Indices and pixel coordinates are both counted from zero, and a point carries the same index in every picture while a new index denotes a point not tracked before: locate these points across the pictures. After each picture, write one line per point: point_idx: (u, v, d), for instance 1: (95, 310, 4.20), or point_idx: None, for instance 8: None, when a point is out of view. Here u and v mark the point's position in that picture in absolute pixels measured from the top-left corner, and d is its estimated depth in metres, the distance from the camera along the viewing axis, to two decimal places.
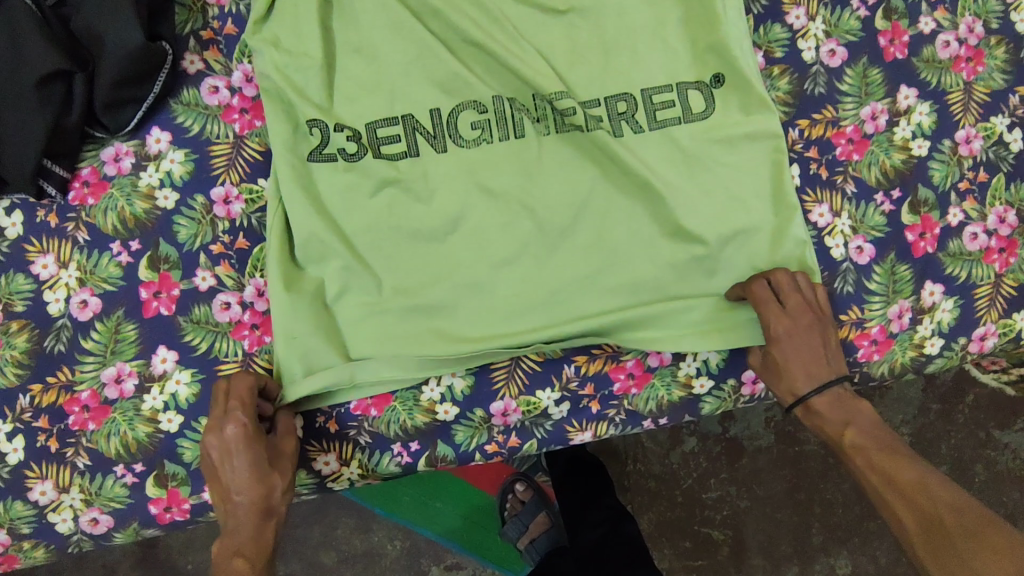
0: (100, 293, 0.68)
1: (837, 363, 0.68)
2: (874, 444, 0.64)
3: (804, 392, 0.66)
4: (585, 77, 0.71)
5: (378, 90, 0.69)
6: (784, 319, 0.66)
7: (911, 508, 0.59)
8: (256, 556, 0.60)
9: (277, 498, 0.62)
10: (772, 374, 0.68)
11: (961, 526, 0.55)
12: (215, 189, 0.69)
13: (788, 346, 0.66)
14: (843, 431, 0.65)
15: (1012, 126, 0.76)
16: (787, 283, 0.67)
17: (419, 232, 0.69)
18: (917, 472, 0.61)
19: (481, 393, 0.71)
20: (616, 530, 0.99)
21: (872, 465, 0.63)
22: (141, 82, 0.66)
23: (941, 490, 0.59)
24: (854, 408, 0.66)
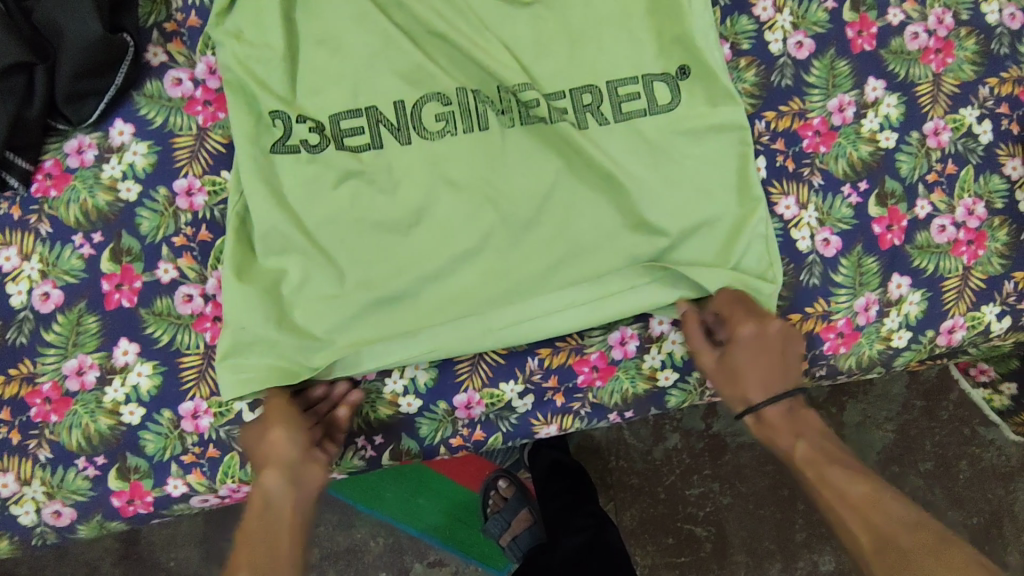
0: (63, 285, 0.68)
1: (794, 376, 0.70)
2: (823, 456, 0.67)
3: (756, 400, 0.69)
4: (549, 68, 0.71)
5: (341, 81, 0.69)
6: (751, 326, 0.68)
7: (862, 522, 0.62)
8: (251, 520, 0.64)
9: (264, 451, 0.65)
10: (723, 379, 0.70)
11: (913, 540, 0.59)
12: (178, 181, 0.69)
13: (748, 355, 0.69)
14: (795, 443, 0.69)
15: (982, 118, 0.75)
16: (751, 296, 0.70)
17: (382, 224, 0.68)
18: (869, 487, 0.64)
19: (444, 385, 0.71)
20: (598, 538, 0.98)
21: (825, 478, 0.65)
22: (102, 73, 0.66)
23: (892, 506, 0.62)
24: (803, 420, 0.70)
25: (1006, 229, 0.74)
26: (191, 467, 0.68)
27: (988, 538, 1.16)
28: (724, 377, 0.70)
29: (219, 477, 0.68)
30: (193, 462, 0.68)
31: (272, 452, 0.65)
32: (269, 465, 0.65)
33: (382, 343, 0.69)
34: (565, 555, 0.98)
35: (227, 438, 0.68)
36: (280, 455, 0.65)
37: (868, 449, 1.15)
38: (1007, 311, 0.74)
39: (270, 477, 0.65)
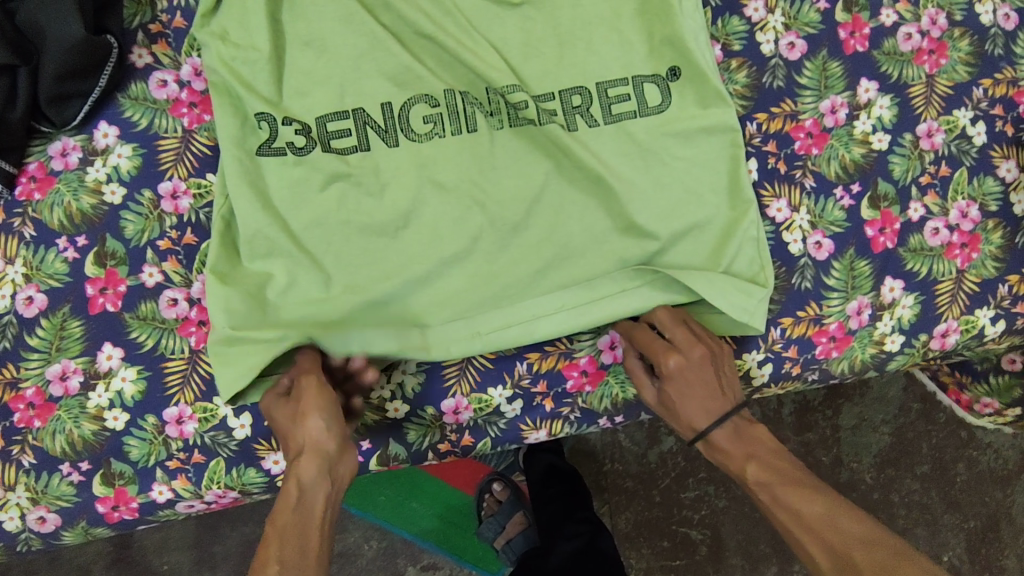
0: (46, 289, 0.67)
1: (734, 393, 0.67)
2: (775, 476, 0.62)
3: (702, 426, 0.65)
4: (538, 70, 0.70)
5: (327, 83, 0.68)
6: (675, 354, 0.65)
7: (822, 546, 0.57)
8: (280, 512, 0.57)
9: (299, 436, 0.60)
10: (670, 412, 0.67)
11: (872, 561, 0.54)
12: (163, 184, 0.69)
13: (681, 385, 0.65)
14: (745, 466, 0.64)
15: (976, 119, 0.75)
16: (670, 322, 0.68)
17: (369, 227, 0.67)
18: (824, 506, 0.59)
19: (432, 390, 0.70)
20: (590, 546, 0.98)
21: (779, 500, 0.61)
22: (86, 76, 0.65)
23: (850, 524, 0.57)
24: (753, 438, 0.65)
25: (999, 232, 0.74)
26: (177, 472, 0.67)
27: (985, 542, 1.15)
28: (669, 411, 0.67)
29: (205, 482, 0.68)
30: (178, 468, 0.67)
31: (309, 436, 0.60)
32: (303, 453, 0.59)
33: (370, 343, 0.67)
34: (559, 561, 0.97)
35: (213, 444, 0.67)
36: (316, 441, 0.60)
37: (865, 452, 1.14)
38: (1001, 315, 0.74)
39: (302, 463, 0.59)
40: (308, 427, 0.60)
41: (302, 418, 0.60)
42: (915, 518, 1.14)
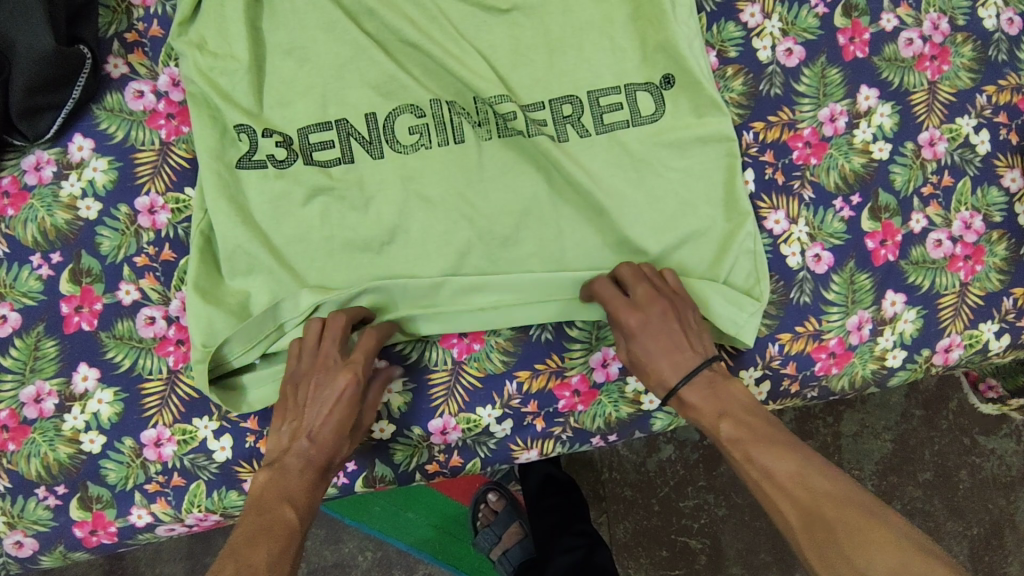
0: (21, 308, 0.65)
1: (703, 345, 0.62)
2: (748, 434, 0.58)
3: (673, 383, 0.60)
4: (526, 78, 0.68)
5: (310, 94, 0.66)
6: (635, 311, 0.61)
7: (792, 505, 0.53)
8: (302, 506, 0.57)
9: (338, 455, 0.59)
10: (642, 374, 0.62)
11: (843, 521, 0.51)
12: (140, 198, 0.66)
13: (645, 343, 0.60)
14: (718, 424, 0.59)
15: (979, 127, 0.72)
16: (632, 277, 0.63)
17: (352, 242, 0.65)
18: (796, 464, 0.55)
19: (419, 410, 0.67)
20: (589, 561, 0.94)
21: (751, 458, 0.56)
22: (58, 87, 0.63)
23: (825, 483, 0.54)
24: (729, 396, 0.60)
25: (1004, 244, 0.71)
26: (156, 496, 0.65)
27: (988, 549, 1.12)
28: (640, 372, 0.62)
29: (184, 506, 0.65)
30: (158, 491, 0.65)
31: (340, 461, 0.60)
32: (330, 470, 0.59)
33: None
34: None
35: (193, 466, 0.65)
36: (339, 465, 0.61)
37: (867, 459, 1.12)
38: (1005, 329, 0.71)
39: (325, 482, 0.59)
40: (345, 450, 0.60)
41: (349, 444, 0.60)
42: (918, 526, 1.11)
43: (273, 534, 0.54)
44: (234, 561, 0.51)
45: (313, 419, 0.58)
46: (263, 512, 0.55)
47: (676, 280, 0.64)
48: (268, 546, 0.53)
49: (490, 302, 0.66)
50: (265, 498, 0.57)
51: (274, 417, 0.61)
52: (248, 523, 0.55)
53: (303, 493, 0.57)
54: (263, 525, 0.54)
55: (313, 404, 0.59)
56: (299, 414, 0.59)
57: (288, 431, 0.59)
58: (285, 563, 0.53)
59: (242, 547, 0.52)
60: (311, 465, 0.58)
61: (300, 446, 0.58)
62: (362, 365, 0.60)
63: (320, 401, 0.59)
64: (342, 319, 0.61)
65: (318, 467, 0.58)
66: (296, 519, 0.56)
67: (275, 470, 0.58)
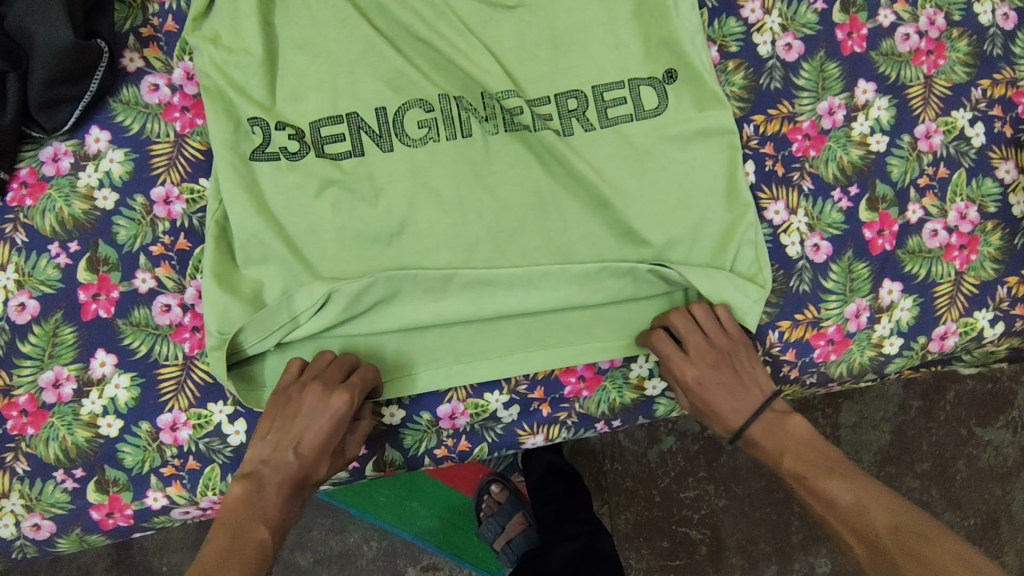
0: (39, 296, 0.67)
1: (760, 383, 0.66)
2: (807, 467, 0.62)
3: (739, 424, 0.64)
4: (532, 73, 0.70)
5: (321, 88, 0.68)
6: (689, 365, 0.65)
7: (854, 535, 0.57)
8: (276, 522, 0.57)
9: (316, 473, 0.60)
10: (707, 420, 0.67)
11: (901, 548, 0.54)
12: (155, 189, 0.68)
13: (705, 394, 0.65)
14: (778, 458, 0.63)
15: (974, 120, 0.74)
16: (685, 327, 0.66)
17: (364, 233, 0.67)
18: (854, 495, 0.58)
19: (427, 395, 0.69)
20: (591, 547, 0.96)
21: (813, 490, 0.60)
22: (76, 80, 0.65)
23: (884, 513, 0.57)
24: (785, 431, 0.64)
25: (998, 234, 0.73)
26: (172, 479, 0.66)
27: (984, 539, 1.15)
28: (704, 417, 0.67)
29: (199, 489, 0.66)
30: (173, 475, 0.66)
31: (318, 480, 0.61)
32: (307, 487, 0.60)
33: (368, 336, 0.68)
34: (559, 565, 0.95)
35: (207, 450, 0.67)
36: (317, 485, 0.61)
37: (865, 450, 1.14)
38: (1000, 316, 0.73)
39: (300, 499, 0.60)
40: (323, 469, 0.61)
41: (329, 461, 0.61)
42: None
43: (243, 549, 0.54)
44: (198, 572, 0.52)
45: (301, 434, 0.60)
46: (238, 529, 0.55)
47: (726, 320, 0.67)
48: (238, 561, 0.53)
49: (500, 290, 0.67)
50: (241, 510, 0.57)
51: (259, 424, 0.62)
52: (218, 539, 0.54)
53: (276, 511, 0.58)
54: (235, 540, 0.54)
55: (303, 417, 0.60)
56: (286, 428, 0.60)
57: (270, 441, 0.60)
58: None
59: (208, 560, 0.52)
60: (289, 480, 0.59)
61: (282, 459, 0.60)
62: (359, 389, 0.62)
63: (310, 417, 0.60)
64: (352, 357, 0.65)
65: (296, 483, 0.59)
66: (266, 536, 0.56)
67: (252, 482, 0.59)
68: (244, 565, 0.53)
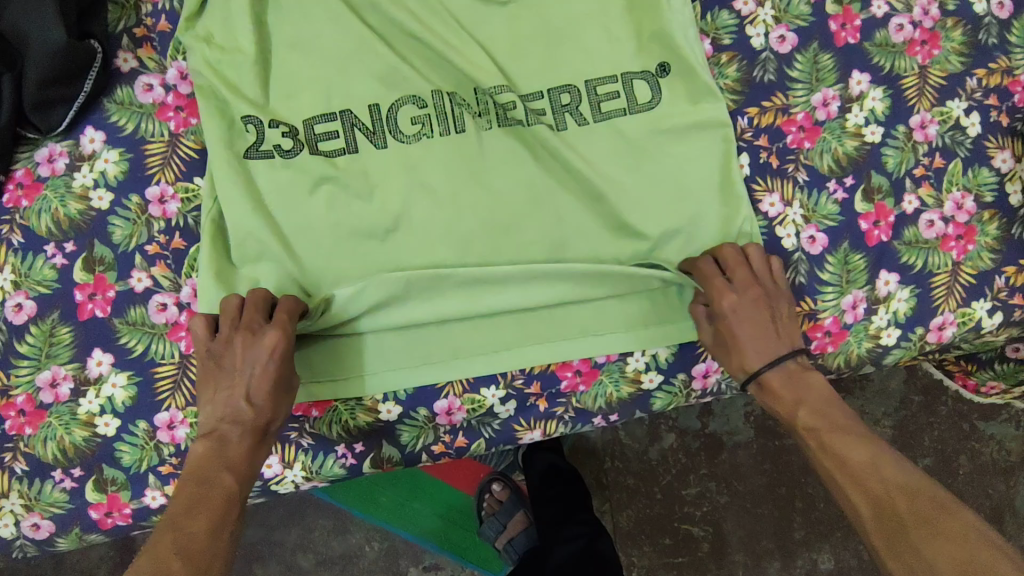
0: (35, 296, 0.67)
1: (789, 337, 0.65)
2: (825, 422, 0.61)
3: (757, 367, 0.64)
4: (525, 68, 0.70)
5: (315, 86, 0.68)
6: (730, 293, 0.64)
7: (863, 492, 0.56)
8: (243, 470, 0.59)
9: (273, 418, 0.61)
10: (724, 353, 0.66)
11: (912, 511, 0.53)
12: (150, 188, 0.68)
13: (734, 324, 0.64)
14: (795, 411, 0.63)
15: (970, 110, 0.74)
16: (734, 259, 0.66)
17: (358, 230, 0.67)
18: (869, 455, 0.58)
19: (424, 391, 0.69)
20: (591, 547, 0.96)
21: (825, 446, 0.60)
22: (70, 81, 0.65)
23: (897, 474, 0.56)
24: (805, 385, 0.64)
25: (995, 223, 0.73)
26: (169, 478, 0.66)
27: None
28: (723, 352, 0.66)
29: None
30: (171, 473, 0.66)
31: (277, 425, 0.61)
32: (267, 432, 0.61)
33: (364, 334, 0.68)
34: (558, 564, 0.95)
35: None
36: (278, 428, 0.62)
37: None
38: (998, 307, 0.73)
39: (265, 445, 0.61)
40: (279, 411, 0.61)
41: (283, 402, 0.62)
42: None
43: (211, 503, 0.56)
44: (171, 530, 0.54)
45: (247, 382, 0.60)
46: (203, 481, 0.57)
47: (777, 269, 0.67)
48: (207, 514, 0.55)
49: (495, 285, 0.67)
50: (204, 466, 0.58)
51: (202, 387, 0.62)
52: (185, 493, 0.56)
53: (242, 460, 0.59)
54: (200, 496, 0.56)
55: (245, 366, 0.60)
56: (229, 382, 0.61)
57: (221, 398, 0.60)
58: (227, 529, 0.55)
59: (178, 517, 0.54)
60: (248, 431, 0.60)
61: (234, 408, 0.60)
62: (288, 324, 0.61)
63: (246, 367, 0.60)
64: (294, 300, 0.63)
65: (255, 431, 0.60)
66: (234, 486, 0.58)
67: (213, 441, 0.59)
68: (211, 517, 0.55)
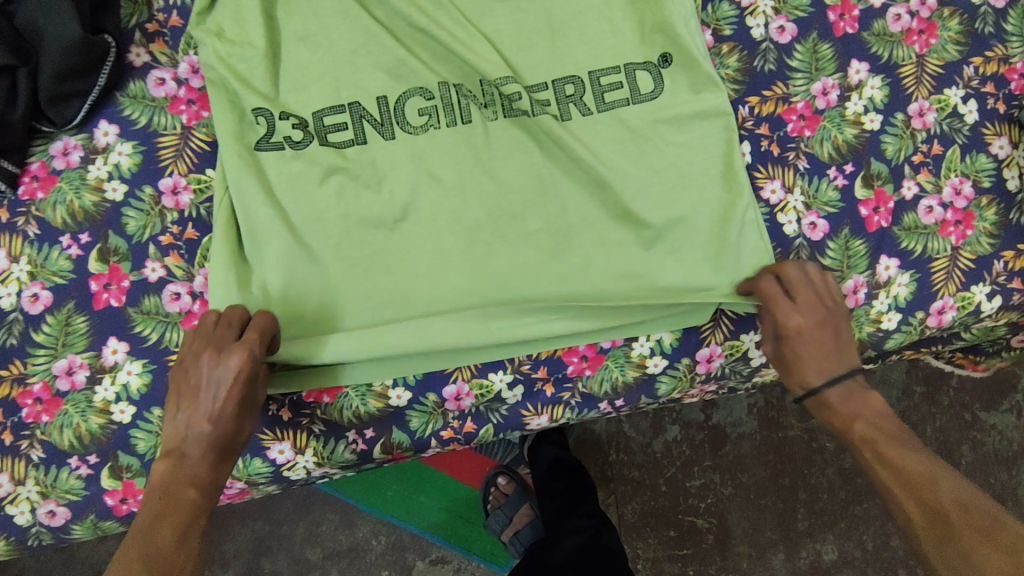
0: (51, 286, 0.68)
1: (851, 357, 0.67)
2: (882, 435, 0.63)
3: (816, 384, 0.65)
4: (530, 59, 0.71)
5: (323, 79, 0.69)
6: (796, 314, 0.65)
7: (919, 504, 0.58)
8: (207, 485, 0.59)
9: (239, 434, 0.62)
10: (785, 368, 0.68)
11: (969, 524, 0.54)
12: (163, 180, 0.70)
13: (798, 344, 0.66)
14: (851, 424, 0.65)
15: (967, 98, 0.75)
16: (799, 279, 0.67)
17: (368, 220, 0.68)
18: (927, 469, 0.59)
19: (434, 376, 0.70)
20: (596, 540, 0.96)
21: (882, 458, 0.62)
22: (84, 75, 0.67)
23: (953, 488, 0.57)
24: (863, 400, 0.66)
25: (993, 209, 0.74)
26: None
27: None
28: (783, 366, 0.68)
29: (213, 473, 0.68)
30: None
31: (242, 440, 0.62)
32: (233, 448, 0.62)
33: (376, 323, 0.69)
34: (564, 557, 0.96)
35: None
36: (244, 443, 0.63)
37: None
38: (997, 291, 0.74)
39: (230, 460, 0.62)
40: (245, 427, 0.62)
41: (248, 419, 0.62)
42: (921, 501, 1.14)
43: (175, 516, 0.57)
44: (137, 545, 0.54)
45: (211, 400, 0.60)
46: (166, 496, 0.57)
47: (836, 287, 0.68)
48: (172, 529, 0.56)
49: (501, 273, 0.69)
50: (169, 482, 0.58)
51: (168, 401, 0.62)
52: (149, 509, 0.57)
53: (206, 475, 0.60)
54: (164, 510, 0.57)
55: (209, 384, 0.60)
56: (193, 398, 0.61)
57: (185, 414, 0.61)
58: (191, 540, 0.57)
59: (144, 533, 0.55)
60: (212, 446, 0.60)
61: (200, 425, 0.60)
62: (255, 340, 0.61)
63: (212, 383, 0.60)
64: (265, 317, 0.64)
65: (221, 445, 0.60)
66: (199, 499, 0.58)
67: (177, 456, 0.60)
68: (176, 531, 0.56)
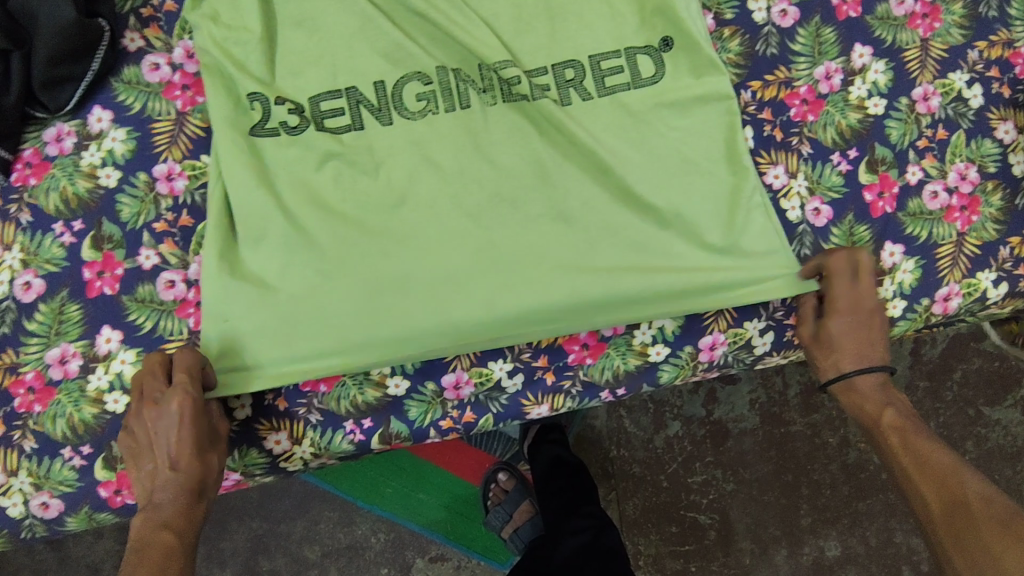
0: (44, 274, 0.67)
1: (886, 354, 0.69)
2: (911, 426, 0.65)
3: (848, 368, 0.68)
4: (529, 43, 0.70)
5: (319, 64, 0.68)
6: (852, 295, 0.67)
7: (939, 490, 0.59)
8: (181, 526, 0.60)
9: (206, 474, 0.62)
10: (820, 348, 0.69)
11: (988, 513, 0.56)
12: (158, 166, 0.69)
13: (846, 323, 0.68)
14: (882, 411, 0.66)
15: (972, 82, 0.74)
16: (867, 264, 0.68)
17: (366, 207, 0.67)
18: (951, 460, 0.61)
19: (433, 365, 0.70)
20: (595, 541, 0.94)
21: (907, 444, 0.64)
22: (78, 59, 0.66)
23: (975, 481, 0.59)
24: (894, 395, 0.68)
25: (999, 194, 0.73)
26: None
27: None
28: (819, 345, 0.69)
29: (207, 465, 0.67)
30: None
31: (212, 479, 0.62)
32: (205, 488, 0.62)
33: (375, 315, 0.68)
34: (564, 557, 0.93)
35: None
36: (217, 480, 0.63)
37: None
38: (1003, 277, 0.73)
39: (206, 500, 0.62)
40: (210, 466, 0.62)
41: (209, 459, 0.62)
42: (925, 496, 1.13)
43: (153, 560, 0.57)
44: None
45: (166, 449, 0.61)
46: (142, 544, 0.58)
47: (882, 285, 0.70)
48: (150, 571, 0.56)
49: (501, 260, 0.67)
50: (143, 531, 0.59)
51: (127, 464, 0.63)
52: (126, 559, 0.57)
53: (180, 518, 0.60)
54: (140, 558, 0.57)
55: (159, 434, 0.61)
56: (149, 453, 0.61)
57: (146, 469, 0.62)
58: None
59: None
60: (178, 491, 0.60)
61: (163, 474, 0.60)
62: (191, 380, 0.62)
63: (163, 432, 0.61)
64: (190, 354, 0.63)
65: (187, 490, 0.61)
66: (174, 542, 0.59)
67: (146, 508, 0.60)
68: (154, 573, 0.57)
